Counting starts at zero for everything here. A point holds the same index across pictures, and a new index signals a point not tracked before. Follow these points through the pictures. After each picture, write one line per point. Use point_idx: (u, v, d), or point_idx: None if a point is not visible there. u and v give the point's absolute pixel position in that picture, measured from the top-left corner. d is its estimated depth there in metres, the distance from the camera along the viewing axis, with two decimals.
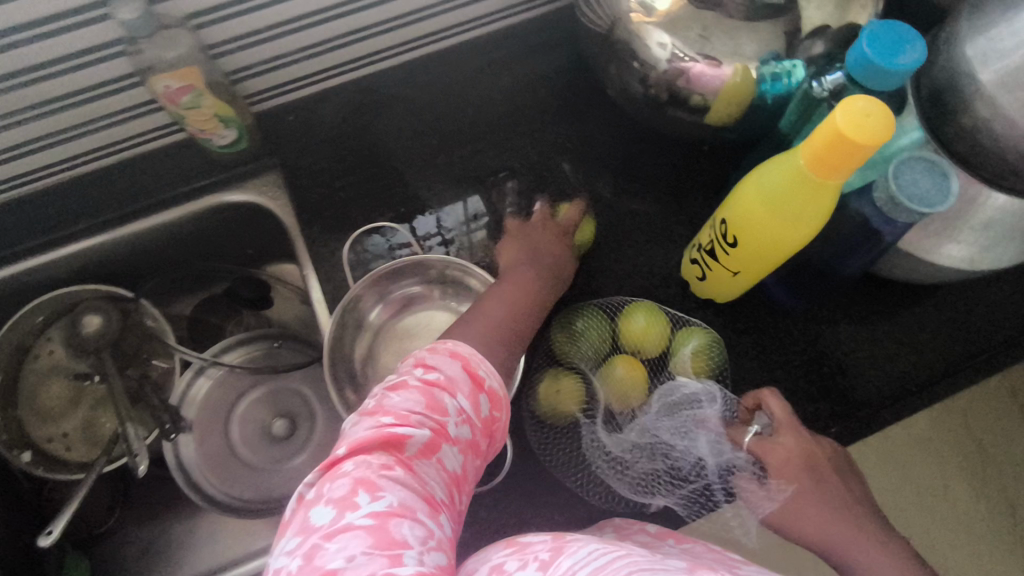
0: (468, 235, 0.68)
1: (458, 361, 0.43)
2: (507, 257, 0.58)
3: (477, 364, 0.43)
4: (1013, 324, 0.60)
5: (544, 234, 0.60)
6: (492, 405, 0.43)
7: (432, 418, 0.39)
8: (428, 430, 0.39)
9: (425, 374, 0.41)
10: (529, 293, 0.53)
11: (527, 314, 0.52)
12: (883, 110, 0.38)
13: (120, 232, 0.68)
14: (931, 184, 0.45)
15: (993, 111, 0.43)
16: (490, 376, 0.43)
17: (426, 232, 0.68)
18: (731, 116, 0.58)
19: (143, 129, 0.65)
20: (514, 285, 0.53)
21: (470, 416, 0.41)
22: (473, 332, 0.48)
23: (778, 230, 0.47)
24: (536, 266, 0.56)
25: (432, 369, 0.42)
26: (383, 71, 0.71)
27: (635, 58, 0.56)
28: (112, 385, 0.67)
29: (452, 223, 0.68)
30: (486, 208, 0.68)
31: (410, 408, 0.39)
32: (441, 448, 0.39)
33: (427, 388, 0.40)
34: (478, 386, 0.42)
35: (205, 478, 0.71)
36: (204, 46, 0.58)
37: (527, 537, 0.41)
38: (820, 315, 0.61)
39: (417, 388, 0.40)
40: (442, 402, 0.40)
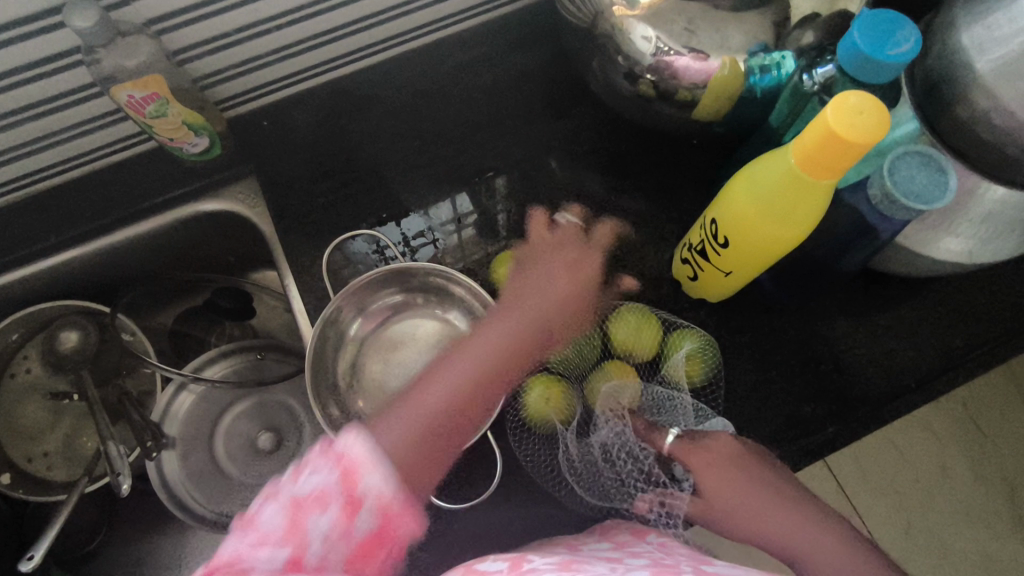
0: (456, 233, 0.66)
1: (342, 466, 0.38)
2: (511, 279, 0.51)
3: (365, 471, 0.38)
4: (1013, 315, 0.59)
5: (552, 258, 0.52)
6: (383, 514, 0.38)
7: (297, 540, 0.36)
8: (290, 554, 0.36)
9: (299, 485, 0.37)
10: (510, 351, 0.47)
11: (496, 380, 0.47)
12: (876, 106, 0.36)
13: (91, 246, 0.66)
14: (926, 179, 0.43)
15: (992, 101, 0.41)
16: (378, 484, 0.38)
17: (414, 231, 0.66)
18: (719, 110, 0.56)
19: (113, 139, 0.63)
20: (504, 338, 0.47)
21: (343, 534, 0.37)
22: (422, 414, 0.43)
23: (770, 230, 0.45)
24: (531, 301, 0.49)
25: (309, 476, 0.38)
26: (361, 72, 0.69)
27: (618, 52, 0.54)
28: (89, 395, 0.66)
29: (439, 223, 0.66)
30: (474, 208, 0.67)
31: (274, 528, 0.36)
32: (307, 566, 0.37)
33: (298, 503, 0.37)
34: (358, 497, 0.38)
35: (190, 494, 0.69)
36: (168, 52, 0.56)
37: (485, 564, 0.41)
38: (815, 313, 0.59)
39: (286, 503, 0.37)
40: (308, 522, 0.37)
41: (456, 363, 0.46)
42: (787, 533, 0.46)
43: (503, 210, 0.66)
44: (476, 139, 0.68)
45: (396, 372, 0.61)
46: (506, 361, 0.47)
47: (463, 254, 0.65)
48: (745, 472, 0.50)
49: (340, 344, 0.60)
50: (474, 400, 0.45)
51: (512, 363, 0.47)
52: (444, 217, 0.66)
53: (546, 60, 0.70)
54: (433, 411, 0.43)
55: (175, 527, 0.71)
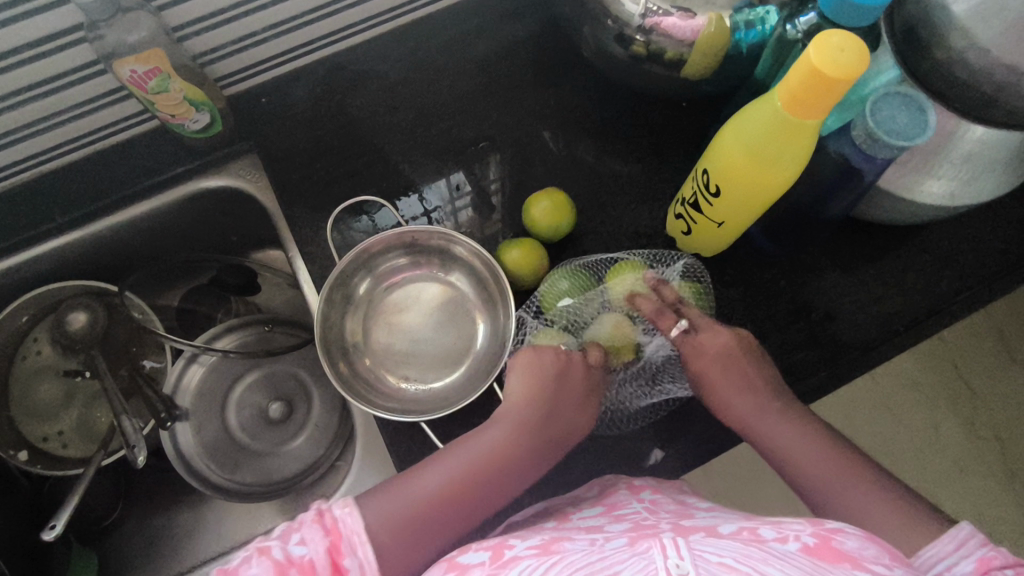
0: (454, 210, 0.67)
1: (330, 538, 0.41)
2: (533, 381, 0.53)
3: (350, 551, 0.41)
4: (995, 259, 0.61)
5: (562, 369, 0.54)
6: None
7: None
8: None
9: (290, 548, 0.40)
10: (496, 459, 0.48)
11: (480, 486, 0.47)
12: (856, 44, 0.38)
13: (96, 226, 0.67)
14: (907, 119, 0.45)
15: (967, 42, 0.42)
16: (355, 565, 0.41)
17: (413, 214, 0.67)
18: (708, 68, 0.58)
19: (116, 118, 0.64)
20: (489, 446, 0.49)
21: None
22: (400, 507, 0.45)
23: (761, 175, 0.47)
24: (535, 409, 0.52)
25: (300, 544, 0.40)
26: (355, 47, 0.70)
27: (608, 15, 0.56)
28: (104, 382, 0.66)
29: (436, 200, 0.67)
30: (470, 181, 0.67)
31: None
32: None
33: (284, 568, 0.39)
34: None
35: (206, 465, 0.71)
36: (169, 29, 0.57)
37: (467, 555, 0.39)
38: (806, 264, 0.61)
39: (275, 560, 0.39)
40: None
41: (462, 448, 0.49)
42: (766, 428, 0.51)
43: (499, 183, 0.67)
44: (471, 108, 0.69)
45: (403, 334, 0.63)
46: (506, 459, 0.49)
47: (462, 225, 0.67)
48: (736, 371, 0.53)
49: (346, 309, 0.62)
50: (470, 488, 0.47)
51: (507, 477, 0.49)
52: (444, 194, 0.68)
53: (537, 29, 0.71)
54: (427, 492, 0.46)
55: (191, 500, 0.73)
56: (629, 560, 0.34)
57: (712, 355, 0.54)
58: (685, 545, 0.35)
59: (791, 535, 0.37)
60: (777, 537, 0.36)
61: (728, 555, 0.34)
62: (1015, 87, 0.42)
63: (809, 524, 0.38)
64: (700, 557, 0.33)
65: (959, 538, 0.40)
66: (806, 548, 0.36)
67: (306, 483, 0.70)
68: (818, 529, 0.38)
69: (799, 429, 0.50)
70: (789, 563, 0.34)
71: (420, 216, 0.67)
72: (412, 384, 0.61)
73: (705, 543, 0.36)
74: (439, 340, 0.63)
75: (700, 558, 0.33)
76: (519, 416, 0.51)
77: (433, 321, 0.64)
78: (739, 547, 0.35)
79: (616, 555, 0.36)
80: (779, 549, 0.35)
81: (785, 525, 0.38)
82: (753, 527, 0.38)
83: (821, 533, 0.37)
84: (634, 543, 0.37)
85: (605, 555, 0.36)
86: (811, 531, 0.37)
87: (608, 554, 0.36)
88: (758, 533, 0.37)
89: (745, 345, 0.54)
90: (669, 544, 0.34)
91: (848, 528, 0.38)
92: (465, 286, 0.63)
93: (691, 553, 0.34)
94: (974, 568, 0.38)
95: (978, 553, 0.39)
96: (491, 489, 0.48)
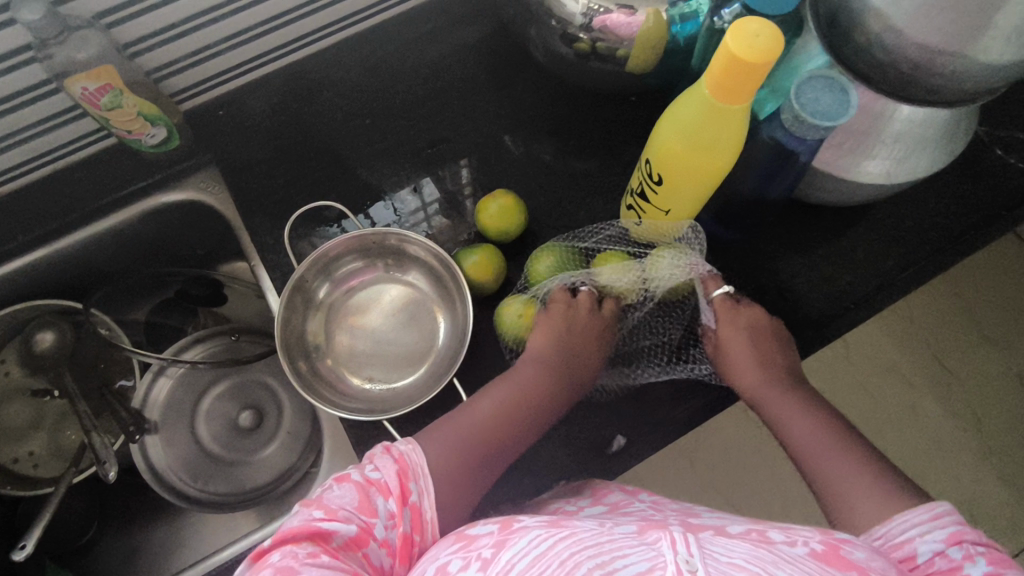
0: (427, 219, 0.68)
1: (399, 464, 0.43)
2: (553, 325, 0.57)
3: (414, 477, 0.43)
4: (938, 233, 0.63)
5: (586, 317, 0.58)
6: (416, 524, 0.42)
7: (360, 516, 0.40)
8: (355, 527, 0.39)
9: (367, 473, 0.42)
10: (533, 395, 0.52)
11: (516, 422, 0.51)
12: (772, 30, 0.39)
13: (57, 245, 0.67)
14: (830, 99, 0.48)
15: (882, 25, 0.43)
16: (419, 492, 0.43)
17: (382, 221, 0.68)
18: (650, 62, 0.59)
19: (72, 137, 0.65)
20: (530, 383, 0.52)
21: (398, 522, 0.41)
22: (454, 432, 0.48)
23: (700, 162, 0.48)
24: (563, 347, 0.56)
25: (375, 468, 0.43)
26: (308, 58, 0.71)
27: (551, 15, 0.58)
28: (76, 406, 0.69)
29: (407, 212, 0.68)
30: (439, 194, 0.68)
31: (342, 504, 0.40)
32: (366, 548, 0.39)
33: (365, 486, 0.41)
34: (405, 498, 0.42)
35: (180, 478, 0.72)
36: (119, 46, 0.58)
37: (476, 527, 0.38)
38: (757, 248, 0.63)
39: (355, 484, 0.42)
40: (373, 503, 0.41)
41: (505, 381, 0.53)
42: (774, 400, 0.52)
43: (471, 187, 0.68)
44: (426, 112, 0.70)
45: (364, 336, 0.64)
46: (546, 382, 0.53)
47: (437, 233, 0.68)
48: (754, 345, 0.55)
49: (306, 313, 0.63)
50: (520, 414, 0.51)
51: (549, 393, 0.53)
52: (410, 202, 0.68)
53: (487, 32, 0.72)
54: (481, 424, 0.49)
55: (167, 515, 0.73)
56: (637, 547, 0.32)
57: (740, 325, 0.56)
58: (696, 542, 0.32)
59: (800, 540, 0.33)
60: (785, 540, 0.33)
61: (739, 556, 0.31)
62: (930, 63, 0.43)
63: (818, 531, 0.35)
64: (711, 556, 0.31)
65: (934, 511, 0.38)
66: (815, 553, 0.32)
67: (281, 492, 0.70)
68: (828, 537, 0.34)
69: (799, 408, 0.50)
70: (799, 567, 0.31)
71: (392, 224, 0.68)
72: (376, 384, 0.62)
73: (716, 543, 0.32)
74: (402, 340, 0.64)
75: (711, 557, 0.31)
76: (549, 345, 0.56)
77: (395, 321, 0.65)
78: (749, 549, 0.32)
79: (626, 539, 0.33)
80: (788, 551, 0.32)
81: (794, 531, 0.35)
82: (761, 529, 0.35)
83: (830, 541, 0.34)
84: (644, 531, 0.34)
85: (615, 537, 0.34)
86: (819, 537, 0.34)
87: (618, 536, 0.33)
88: (766, 534, 0.34)
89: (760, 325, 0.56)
90: (680, 539, 0.31)
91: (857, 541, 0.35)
92: (423, 284, 0.65)
93: (701, 551, 0.31)
94: (945, 539, 0.37)
95: (951, 528, 0.37)
96: (543, 408, 0.52)
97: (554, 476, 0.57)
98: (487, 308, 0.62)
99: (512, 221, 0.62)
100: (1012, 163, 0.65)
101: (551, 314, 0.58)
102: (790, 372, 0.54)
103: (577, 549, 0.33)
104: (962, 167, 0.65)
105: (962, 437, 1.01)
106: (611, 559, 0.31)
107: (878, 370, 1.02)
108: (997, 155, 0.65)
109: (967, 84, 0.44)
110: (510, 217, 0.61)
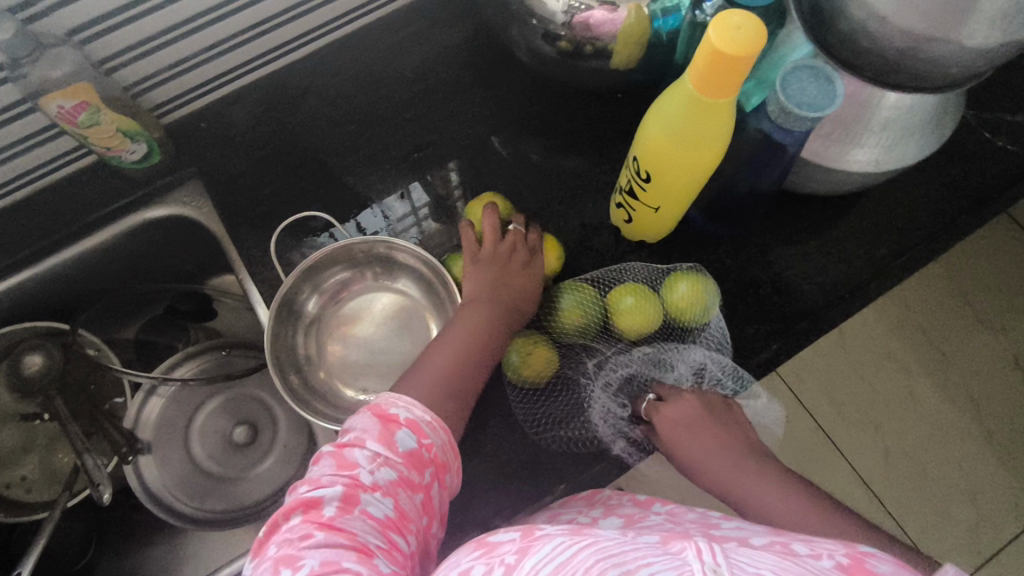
0: (418, 224, 0.67)
1: (369, 412, 0.44)
2: (483, 271, 0.55)
3: (390, 406, 0.44)
4: (930, 217, 0.62)
5: (512, 251, 0.57)
6: (416, 433, 0.43)
7: (343, 475, 0.40)
8: (340, 486, 0.40)
9: (340, 440, 0.43)
10: (491, 324, 0.53)
11: (484, 355, 0.52)
12: (755, 22, 0.39)
13: (40, 267, 0.66)
14: (816, 90, 0.46)
15: (866, 13, 0.43)
16: (404, 411, 0.44)
17: (371, 228, 0.67)
18: (633, 58, 0.59)
19: (50, 156, 0.64)
20: (480, 319, 0.53)
21: (386, 457, 0.41)
22: (423, 387, 0.48)
23: (687, 157, 0.47)
24: (499, 280, 0.55)
25: (348, 432, 0.43)
26: (290, 67, 0.71)
27: (532, 15, 0.57)
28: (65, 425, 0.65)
29: (396, 216, 0.67)
30: (428, 197, 0.67)
31: (322, 474, 0.41)
32: (361, 497, 0.39)
33: (340, 450, 0.42)
34: (389, 423, 0.43)
35: (176, 498, 0.71)
36: (95, 62, 0.57)
37: (496, 534, 0.37)
38: (750, 241, 0.62)
39: (331, 454, 0.42)
40: (350, 457, 0.41)
41: (452, 329, 0.52)
42: (748, 481, 0.45)
43: (463, 189, 0.67)
44: (410, 116, 0.69)
45: (356, 346, 0.64)
46: (495, 322, 0.53)
47: (426, 238, 0.66)
48: (706, 432, 0.50)
49: (296, 325, 0.62)
50: (484, 348, 0.52)
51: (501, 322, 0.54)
52: (398, 209, 0.67)
53: (469, 33, 0.72)
54: (437, 376, 0.49)
55: (165, 534, 0.72)
56: (661, 557, 0.30)
57: (680, 421, 0.52)
58: (721, 552, 0.30)
59: (824, 553, 0.32)
60: (810, 553, 0.32)
61: (765, 567, 0.29)
62: (917, 48, 0.43)
63: (843, 545, 0.33)
64: (737, 566, 0.29)
65: None
66: (841, 566, 0.30)
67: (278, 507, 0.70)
68: (854, 550, 0.32)
69: (776, 487, 0.44)
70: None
71: (380, 231, 0.67)
72: (369, 395, 0.61)
73: (741, 552, 0.31)
74: (395, 349, 0.63)
75: (738, 567, 0.29)
76: (491, 280, 0.55)
77: (387, 331, 0.64)
78: (775, 560, 0.31)
79: (651, 548, 0.32)
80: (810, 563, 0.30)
81: (818, 543, 0.33)
82: (785, 541, 0.34)
83: (856, 554, 0.31)
84: (668, 540, 0.32)
85: (640, 545, 0.33)
86: (845, 551, 0.32)
87: (643, 545, 0.33)
88: (790, 546, 0.33)
89: (698, 411, 0.52)
90: (706, 547, 0.30)
91: (883, 553, 0.32)
92: (414, 291, 0.64)
93: (728, 561, 0.29)
94: None
95: None
96: (501, 332, 0.53)
97: (556, 487, 0.56)
98: None
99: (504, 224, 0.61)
100: (1000, 146, 0.65)
101: (485, 263, 0.56)
102: (749, 449, 0.49)
103: (602, 557, 0.32)
104: (951, 150, 0.64)
105: (961, 420, 1.01)
106: (635, 569, 0.30)
107: (873, 356, 1.02)
108: (985, 137, 0.65)
109: (952, 70, 0.44)
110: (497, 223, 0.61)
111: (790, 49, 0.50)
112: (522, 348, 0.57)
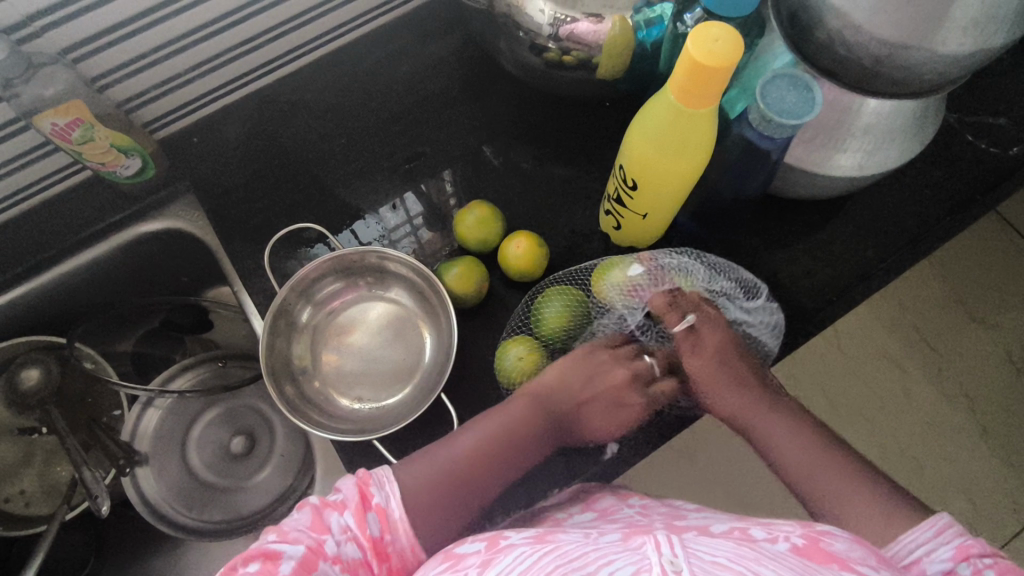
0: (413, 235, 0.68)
1: (357, 479, 0.44)
2: (565, 367, 0.56)
3: (378, 484, 0.44)
4: (915, 220, 0.63)
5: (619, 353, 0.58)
6: (391, 523, 0.43)
7: (312, 535, 0.41)
8: (304, 547, 0.40)
9: (325, 496, 0.43)
10: (518, 434, 0.51)
11: (498, 469, 0.49)
12: (732, 34, 0.40)
13: (35, 282, 0.66)
14: (796, 98, 0.48)
15: (841, 23, 0.44)
16: (384, 495, 0.44)
17: (365, 238, 0.67)
18: (619, 69, 0.60)
19: (45, 172, 0.64)
20: (520, 421, 0.52)
21: (356, 534, 0.41)
22: (426, 469, 0.47)
23: (672, 165, 0.48)
24: (576, 385, 0.56)
25: (334, 492, 0.43)
26: (281, 81, 0.72)
27: (518, 27, 0.58)
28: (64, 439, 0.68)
29: (389, 226, 0.68)
30: (421, 207, 0.68)
31: (294, 526, 0.41)
32: (319, 566, 0.40)
33: (320, 508, 0.42)
34: (371, 504, 0.43)
35: (175, 509, 0.72)
36: (87, 80, 0.58)
37: (463, 545, 0.38)
38: (739, 246, 0.63)
39: (311, 508, 0.42)
40: (326, 520, 0.41)
41: (491, 418, 0.51)
42: (768, 424, 0.52)
43: (455, 198, 0.68)
44: (401, 128, 0.70)
45: (351, 354, 0.64)
46: (534, 421, 0.52)
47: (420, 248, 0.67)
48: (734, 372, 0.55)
49: (291, 335, 0.63)
50: (505, 452, 0.50)
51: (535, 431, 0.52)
52: (390, 219, 0.68)
53: (459, 45, 0.73)
54: (453, 461, 0.48)
55: (163, 545, 0.72)
56: (621, 553, 0.31)
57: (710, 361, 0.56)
58: (680, 543, 0.32)
59: (781, 536, 0.34)
60: (767, 537, 0.34)
61: (721, 555, 0.31)
62: (891, 56, 0.44)
63: (798, 525, 0.35)
64: (694, 555, 0.30)
65: (937, 525, 0.39)
66: (796, 548, 0.33)
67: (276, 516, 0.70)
68: (810, 530, 0.35)
69: (793, 436, 0.50)
70: (782, 563, 0.31)
71: (374, 241, 0.67)
72: (364, 403, 0.62)
73: (699, 541, 0.33)
74: (390, 357, 0.64)
75: (695, 556, 0.31)
76: (558, 371, 0.56)
77: (381, 340, 0.65)
78: (731, 547, 0.32)
79: (610, 546, 0.33)
80: (768, 547, 0.32)
81: (776, 526, 0.35)
82: (743, 526, 0.35)
83: (811, 534, 0.34)
84: (628, 537, 0.34)
85: (600, 546, 0.34)
86: (800, 531, 0.34)
87: (603, 544, 0.34)
88: (748, 532, 0.34)
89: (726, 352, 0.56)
90: (664, 540, 0.31)
91: (837, 531, 0.35)
92: (407, 300, 0.65)
93: (685, 551, 0.31)
94: (952, 554, 0.38)
95: (956, 541, 0.38)
96: (529, 442, 0.52)
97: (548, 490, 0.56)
98: (471, 320, 0.62)
99: (489, 230, 0.62)
100: (983, 148, 0.66)
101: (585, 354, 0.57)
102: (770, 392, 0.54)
103: (563, 562, 0.33)
104: (935, 154, 0.65)
105: (954, 419, 1.01)
106: (596, 569, 0.31)
107: (865, 356, 1.03)
108: (969, 140, 0.66)
109: (927, 77, 0.45)
110: (488, 227, 0.62)
111: (770, 58, 0.51)
112: (515, 351, 0.57)
